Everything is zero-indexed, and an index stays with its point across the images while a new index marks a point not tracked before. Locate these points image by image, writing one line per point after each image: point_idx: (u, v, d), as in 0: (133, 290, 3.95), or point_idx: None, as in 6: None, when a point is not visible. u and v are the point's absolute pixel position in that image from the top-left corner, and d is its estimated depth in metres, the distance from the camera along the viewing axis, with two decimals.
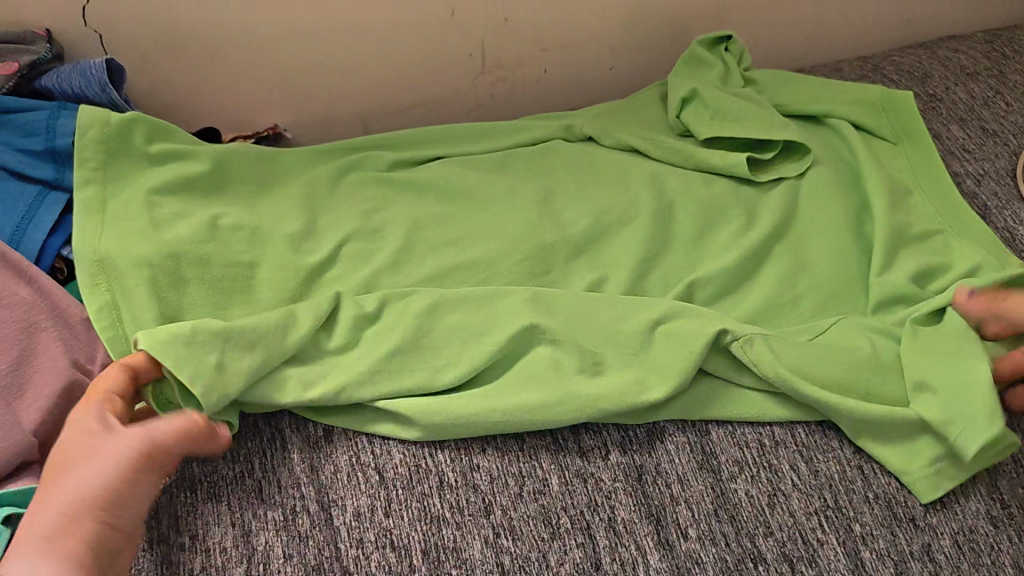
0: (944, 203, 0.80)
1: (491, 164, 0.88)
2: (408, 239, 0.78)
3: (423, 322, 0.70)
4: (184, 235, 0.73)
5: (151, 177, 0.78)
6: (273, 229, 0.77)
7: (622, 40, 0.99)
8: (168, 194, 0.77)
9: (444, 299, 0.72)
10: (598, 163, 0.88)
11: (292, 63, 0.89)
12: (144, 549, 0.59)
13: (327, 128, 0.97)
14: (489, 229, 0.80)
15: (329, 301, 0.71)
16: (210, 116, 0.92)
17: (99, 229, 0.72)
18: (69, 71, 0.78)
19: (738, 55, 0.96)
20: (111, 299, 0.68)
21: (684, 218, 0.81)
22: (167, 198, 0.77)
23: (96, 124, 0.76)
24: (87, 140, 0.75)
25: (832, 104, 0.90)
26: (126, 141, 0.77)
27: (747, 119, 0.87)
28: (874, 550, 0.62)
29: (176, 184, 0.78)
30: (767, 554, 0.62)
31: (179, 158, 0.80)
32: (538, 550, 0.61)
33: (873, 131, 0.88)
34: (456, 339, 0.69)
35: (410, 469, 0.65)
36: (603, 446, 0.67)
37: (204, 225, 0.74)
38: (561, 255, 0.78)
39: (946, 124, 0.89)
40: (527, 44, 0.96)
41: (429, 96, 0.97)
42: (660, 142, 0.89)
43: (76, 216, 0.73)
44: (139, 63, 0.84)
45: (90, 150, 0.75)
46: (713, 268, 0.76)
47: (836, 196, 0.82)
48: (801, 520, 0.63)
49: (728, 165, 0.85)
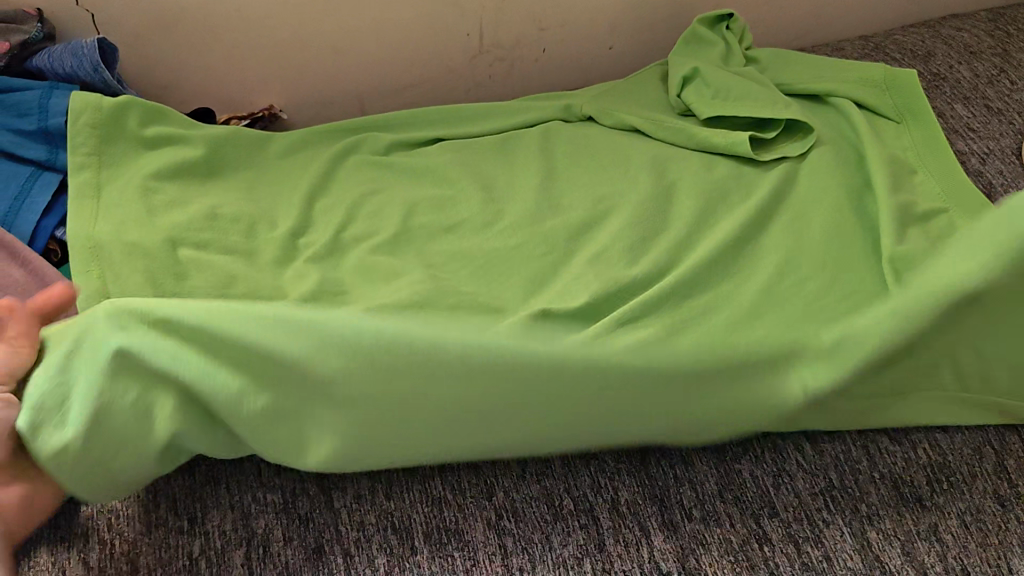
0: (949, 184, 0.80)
1: (490, 147, 0.87)
2: (403, 224, 0.77)
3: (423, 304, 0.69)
4: (179, 222, 0.72)
5: (144, 163, 0.76)
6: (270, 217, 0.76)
7: (622, 18, 0.98)
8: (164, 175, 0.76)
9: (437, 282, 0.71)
10: (599, 145, 0.87)
11: (287, 42, 0.88)
12: (143, 533, 0.59)
13: (324, 108, 0.96)
14: (488, 211, 0.79)
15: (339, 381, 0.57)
16: (206, 96, 0.91)
17: (94, 216, 0.72)
18: (61, 50, 0.77)
19: (738, 34, 0.95)
20: (99, 286, 0.66)
21: (684, 201, 0.80)
22: (164, 184, 0.76)
23: (89, 110, 0.75)
24: (80, 125, 0.75)
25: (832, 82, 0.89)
26: (119, 125, 0.77)
27: (751, 98, 0.86)
28: (881, 530, 0.61)
29: (174, 170, 0.77)
30: (772, 534, 0.61)
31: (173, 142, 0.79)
32: (541, 532, 0.61)
33: (874, 109, 0.87)
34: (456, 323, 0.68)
35: None
36: None
37: (202, 215, 0.74)
38: (560, 240, 0.77)
39: (950, 103, 0.88)
40: (525, 22, 0.94)
41: (427, 76, 0.96)
42: (661, 122, 0.88)
43: (71, 204, 0.72)
44: (132, 43, 0.83)
45: (84, 136, 0.75)
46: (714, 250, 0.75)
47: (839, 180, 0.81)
48: (805, 500, 0.63)
49: (731, 145, 0.83)
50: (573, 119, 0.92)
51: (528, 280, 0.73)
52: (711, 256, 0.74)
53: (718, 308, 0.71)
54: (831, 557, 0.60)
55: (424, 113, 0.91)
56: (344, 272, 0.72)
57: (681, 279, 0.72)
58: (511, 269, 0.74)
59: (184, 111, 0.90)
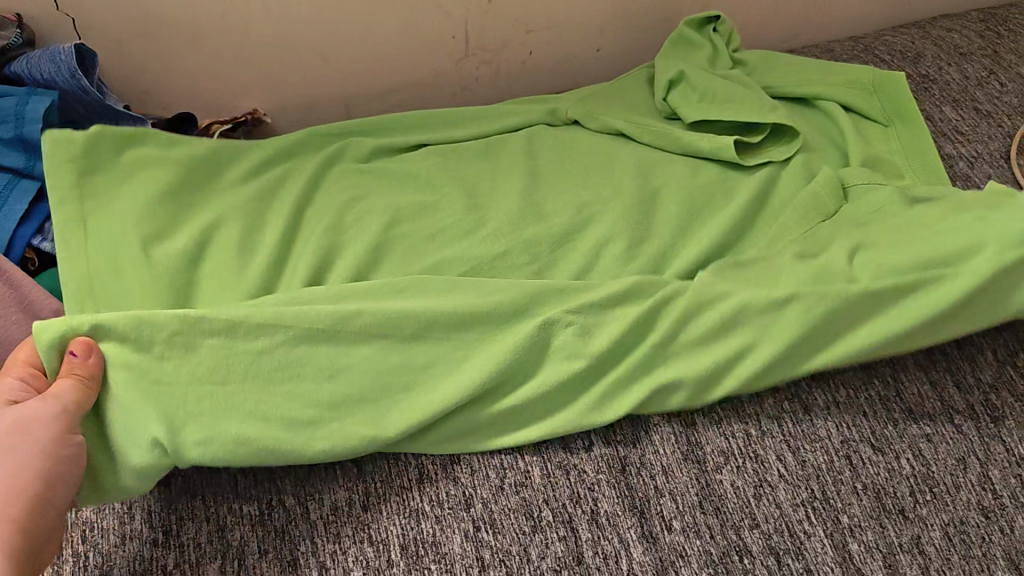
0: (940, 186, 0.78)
1: (474, 151, 0.86)
2: (387, 228, 0.76)
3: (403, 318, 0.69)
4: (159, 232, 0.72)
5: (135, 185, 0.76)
6: (251, 230, 0.76)
7: (610, 21, 0.97)
8: (149, 187, 0.76)
9: None
10: (584, 149, 0.86)
11: (270, 46, 0.87)
12: (116, 545, 0.59)
13: (308, 112, 0.95)
14: (470, 216, 0.78)
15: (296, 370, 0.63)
16: (188, 101, 0.90)
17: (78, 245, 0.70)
18: (39, 56, 0.76)
19: (726, 35, 0.94)
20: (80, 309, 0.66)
21: (669, 207, 0.79)
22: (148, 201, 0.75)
23: (65, 143, 0.74)
24: (58, 160, 0.73)
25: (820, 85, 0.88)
26: (97, 153, 0.75)
27: (736, 102, 0.85)
28: (863, 543, 0.60)
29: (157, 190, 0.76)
30: (753, 547, 0.60)
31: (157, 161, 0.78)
32: (520, 544, 0.60)
33: (864, 112, 0.86)
34: None
35: (388, 462, 0.64)
36: (587, 436, 0.66)
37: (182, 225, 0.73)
38: (543, 248, 0.76)
39: (939, 106, 0.87)
40: (512, 25, 0.94)
41: (412, 79, 0.96)
42: (647, 126, 0.87)
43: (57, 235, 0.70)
44: (113, 48, 0.83)
45: (62, 167, 0.73)
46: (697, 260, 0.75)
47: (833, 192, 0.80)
48: (788, 511, 0.62)
49: (715, 150, 0.83)
50: (558, 122, 0.91)
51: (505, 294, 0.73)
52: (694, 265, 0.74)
53: None
54: (813, 570, 0.59)
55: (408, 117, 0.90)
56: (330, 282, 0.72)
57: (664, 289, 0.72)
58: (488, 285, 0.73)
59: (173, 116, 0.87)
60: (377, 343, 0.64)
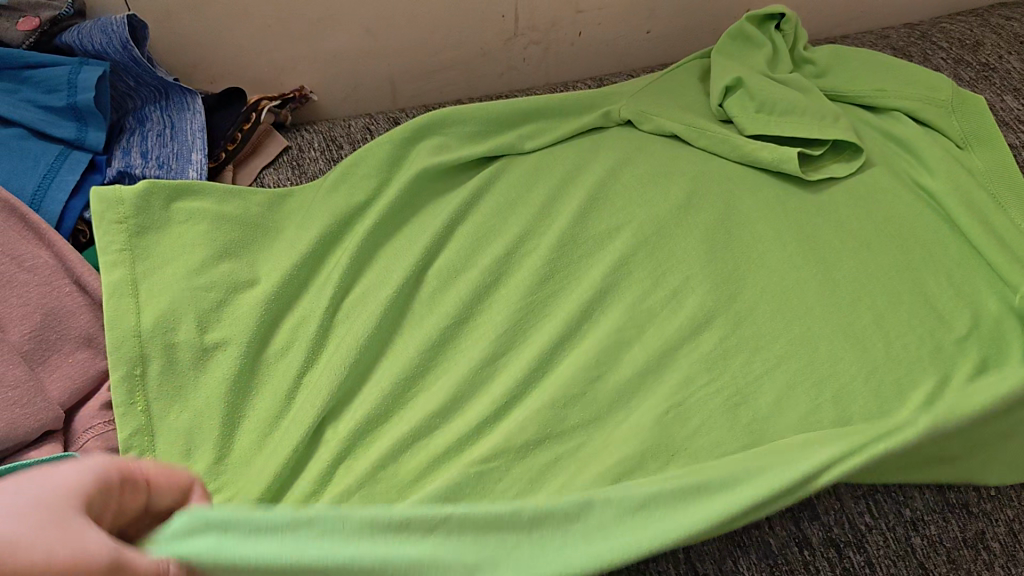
0: (995, 164, 0.76)
1: (529, 155, 0.83)
2: (447, 221, 0.76)
3: (457, 315, 0.69)
4: (212, 220, 0.72)
5: (184, 220, 0.72)
6: (303, 214, 0.75)
7: (660, 3, 0.96)
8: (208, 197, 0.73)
9: (477, 304, 0.71)
10: (650, 155, 0.82)
11: (318, 21, 0.86)
12: None
13: (355, 90, 0.95)
14: (524, 208, 0.78)
15: (363, 406, 0.63)
16: (235, 76, 0.89)
17: (125, 228, 0.69)
18: (90, 28, 0.74)
19: (792, 35, 0.89)
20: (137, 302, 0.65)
21: (720, 197, 0.78)
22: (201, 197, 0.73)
23: (114, 205, 0.69)
24: (106, 224, 0.69)
25: (884, 96, 0.84)
26: (149, 211, 0.71)
27: (800, 112, 0.80)
28: (926, 536, 0.59)
29: (207, 217, 0.72)
30: (813, 538, 0.58)
31: (211, 200, 0.73)
32: None
33: (937, 127, 0.81)
34: (494, 339, 0.68)
35: None
36: None
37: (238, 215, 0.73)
38: (599, 244, 0.76)
39: (998, 95, 0.85)
40: (562, 6, 0.92)
41: (460, 58, 0.95)
42: (702, 129, 0.83)
43: (93, 208, 0.69)
44: (163, 22, 0.82)
45: (113, 234, 0.68)
46: (758, 258, 0.74)
47: (890, 190, 0.79)
48: (848, 503, 0.60)
49: (778, 161, 0.78)
50: (611, 124, 0.86)
51: (563, 286, 0.72)
52: (749, 262, 0.73)
53: (765, 316, 0.69)
54: (874, 562, 0.58)
55: (462, 111, 0.81)
56: (398, 273, 0.72)
57: (726, 293, 0.71)
58: (542, 275, 0.73)
59: (228, 131, 0.82)
60: (453, 415, 0.63)
